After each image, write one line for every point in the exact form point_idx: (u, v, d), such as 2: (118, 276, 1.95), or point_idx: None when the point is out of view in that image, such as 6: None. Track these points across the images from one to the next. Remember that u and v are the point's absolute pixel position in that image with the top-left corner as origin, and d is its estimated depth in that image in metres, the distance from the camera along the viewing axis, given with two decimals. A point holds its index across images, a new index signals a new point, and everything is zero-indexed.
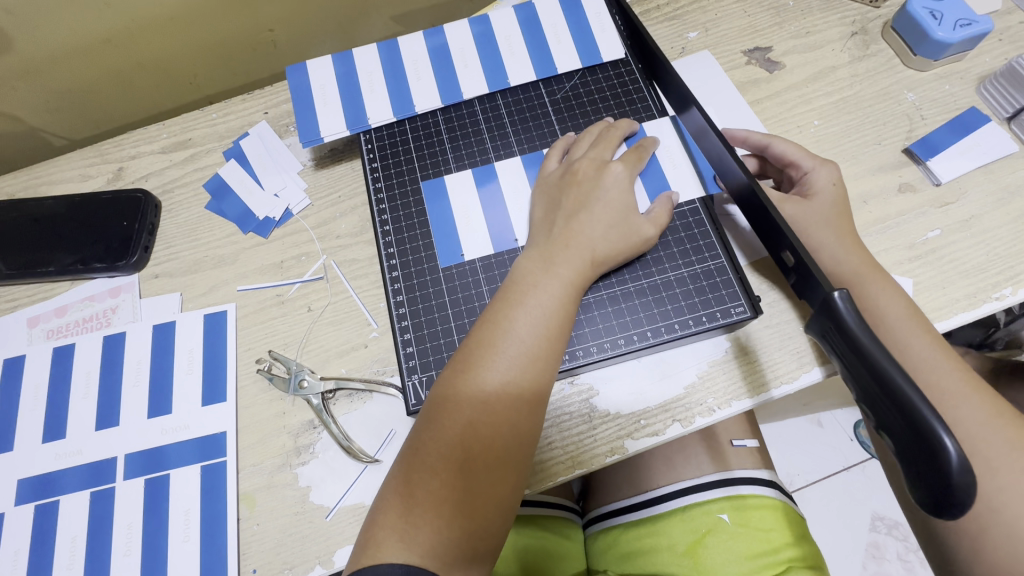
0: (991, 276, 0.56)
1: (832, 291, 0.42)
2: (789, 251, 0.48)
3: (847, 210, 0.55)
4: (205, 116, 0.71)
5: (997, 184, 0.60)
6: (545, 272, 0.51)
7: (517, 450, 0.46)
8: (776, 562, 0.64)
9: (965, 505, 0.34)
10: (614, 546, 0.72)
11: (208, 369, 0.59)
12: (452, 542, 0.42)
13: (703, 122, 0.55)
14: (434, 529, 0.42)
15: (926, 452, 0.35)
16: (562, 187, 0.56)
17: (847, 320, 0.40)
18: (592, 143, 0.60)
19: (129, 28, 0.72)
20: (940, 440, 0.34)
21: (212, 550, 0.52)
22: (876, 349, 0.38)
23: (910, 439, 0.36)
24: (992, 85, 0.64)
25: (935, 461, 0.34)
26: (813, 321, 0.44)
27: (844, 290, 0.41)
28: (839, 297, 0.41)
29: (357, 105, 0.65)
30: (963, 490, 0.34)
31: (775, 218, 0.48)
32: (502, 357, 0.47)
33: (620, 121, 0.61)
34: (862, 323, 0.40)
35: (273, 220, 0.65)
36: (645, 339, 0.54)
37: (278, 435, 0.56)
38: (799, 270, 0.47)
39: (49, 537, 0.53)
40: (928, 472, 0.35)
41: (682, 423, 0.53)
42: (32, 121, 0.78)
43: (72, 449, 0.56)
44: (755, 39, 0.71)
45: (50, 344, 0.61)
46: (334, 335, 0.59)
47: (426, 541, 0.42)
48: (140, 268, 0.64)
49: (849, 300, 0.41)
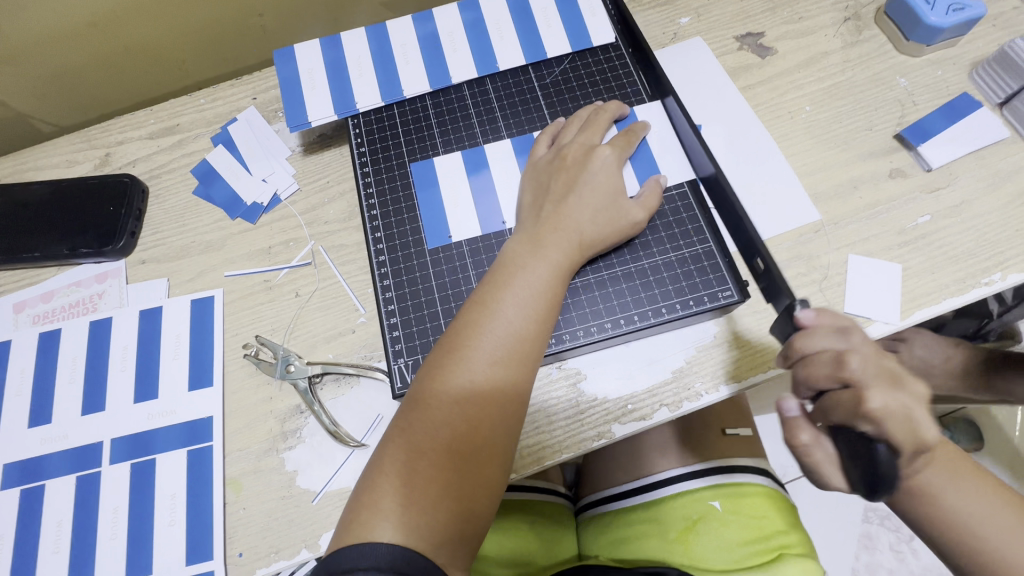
0: (980, 261, 0.56)
1: (794, 300, 0.47)
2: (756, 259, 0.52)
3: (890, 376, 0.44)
4: (193, 101, 0.71)
5: (988, 170, 0.60)
6: (533, 255, 0.51)
7: (503, 432, 0.46)
8: (769, 548, 0.63)
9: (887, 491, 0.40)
10: (606, 532, 0.72)
11: (194, 354, 0.58)
12: (439, 521, 0.42)
13: (684, 120, 0.58)
14: (421, 508, 0.42)
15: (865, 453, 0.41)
16: (550, 172, 0.56)
17: (795, 335, 0.46)
18: (583, 127, 0.59)
19: (115, 12, 0.71)
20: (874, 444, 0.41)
21: (198, 533, 0.52)
22: (816, 360, 0.44)
23: (853, 442, 0.42)
24: (985, 70, 0.63)
25: (868, 461, 0.41)
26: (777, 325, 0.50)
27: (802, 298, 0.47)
28: (799, 306, 0.47)
29: (345, 89, 0.65)
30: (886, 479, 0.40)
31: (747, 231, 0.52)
32: (488, 338, 0.47)
33: (610, 104, 0.61)
34: (804, 336, 0.45)
35: (261, 206, 0.64)
36: (632, 323, 0.54)
37: (264, 420, 0.56)
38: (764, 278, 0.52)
39: (35, 521, 0.53)
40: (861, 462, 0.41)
41: (670, 408, 0.53)
42: (20, 106, 0.77)
43: (58, 435, 0.56)
44: (747, 24, 0.70)
45: (36, 329, 0.60)
46: (321, 320, 0.59)
47: (413, 520, 0.42)
48: (127, 254, 0.63)
49: (809, 315, 0.46)
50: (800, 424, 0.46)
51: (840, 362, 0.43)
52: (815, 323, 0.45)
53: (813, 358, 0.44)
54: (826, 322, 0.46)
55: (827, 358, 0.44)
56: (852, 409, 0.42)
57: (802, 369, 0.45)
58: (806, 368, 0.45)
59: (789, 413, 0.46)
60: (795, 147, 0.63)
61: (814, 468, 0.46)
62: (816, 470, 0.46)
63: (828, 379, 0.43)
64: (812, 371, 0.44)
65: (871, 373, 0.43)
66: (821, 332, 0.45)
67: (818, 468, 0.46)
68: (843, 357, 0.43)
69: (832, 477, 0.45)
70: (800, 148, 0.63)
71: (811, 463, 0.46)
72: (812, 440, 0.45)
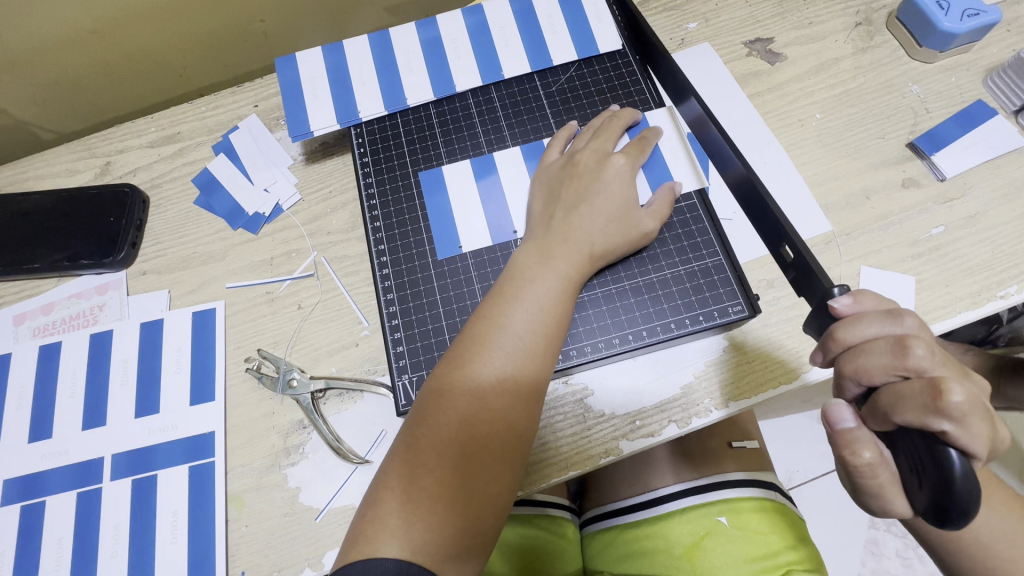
0: (996, 274, 0.55)
1: (833, 287, 0.43)
2: (787, 244, 0.48)
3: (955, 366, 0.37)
4: (194, 109, 0.70)
5: (1003, 180, 0.58)
6: (542, 267, 0.50)
7: (510, 449, 0.45)
8: (776, 565, 0.62)
9: (969, 510, 0.33)
10: (610, 547, 0.70)
11: (196, 367, 0.58)
12: (446, 539, 0.41)
13: (699, 110, 0.54)
14: (428, 526, 0.41)
15: (933, 459, 0.34)
16: (563, 178, 0.55)
17: (837, 324, 0.40)
18: (595, 132, 0.58)
19: (116, 19, 0.70)
20: (944, 448, 0.33)
21: (200, 551, 0.51)
22: (870, 349, 0.38)
23: (922, 446, 0.35)
24: (1000, 77, 0.62)
25: (941, 470, 0.33)
26: (811, 321, 0.45)
27: (845, 286, 0.43)
28: (839, 292, 0.42)
29: (348, 98, 0.64)
30: (965, 497, 0.33)
31: (773, 211, 0.48)
32: (498, 353, 0.46)
33: (624, 109, 0.60)
34: (848, 323, 0.39)
35: (263, 216, 0.63)
36: (641, 338, 0.53)
37: (267, 435, 0.55)
38: (798, 266, 0.47)
39: (35, 538, 0.53)
40: (930, 474, 0.34)
41: (678, 425, 0.52)
42: (19, 114, 0.77)
43: (58, 450, 0.55)
44: (757, 30, 0.69)
45: (36, 342, 0.60)
46: (324, 333, 0.58)
47: (419, 538, 0.41)
48: (128, 265, 0.63)
49: (848, 301, 0.41)
50: (860, 438, 0.38)
51: (899, 349, 0.36)
52: (856, 311, 0.40)
53: (862, 346, 0.38)
54: (869, 306, 0.40)
55: (882, 345, 0.37)
56: (926, 406, 0.34)
57: (851, 360, 0.39)
58: (855, 359, 0.38)
59: (840, 422, 0.39)
60: (805, 155, 0.62)
61: (878, 492, 0.38)
62: (878, 493, 0.38)
63: (885, 370, 0.37)
64: (863, 363, 0.38)
65: (939, 362, 0.36)
66: (870, 318, 0.39)
67: (880, 490, 0.38)
68: (903, 342, 0.36)
69: (894, 501, 0.38)
70: (811, 157, 0.62)
71: (871, 484, 0.38)
72: (876, 458, 0.37)
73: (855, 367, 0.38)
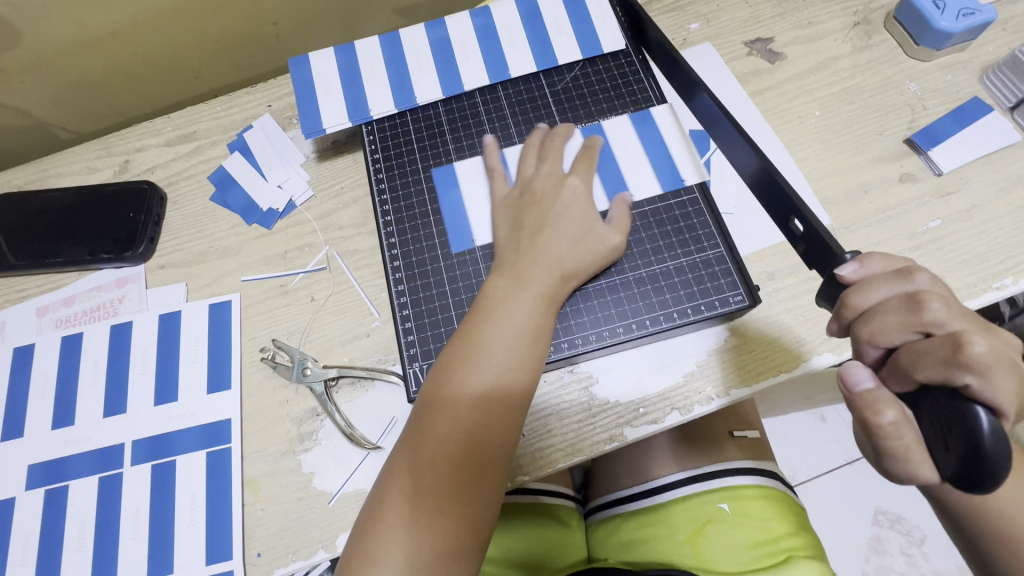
0: (991, 266, 0.56)
1: (843, 254, 0.43)
2: (797, 219, 0.49)
3: (975, 320, 0.37)
4: (210, 109, 0.72)
5: (999, 174, 0.60)
6: (517, 286, 0.51)
7: (498, 457, 0.46)
8: (777, 551, 0.64)
9: (999, 474, 0.31)
10: (614, 534, 0.72)
11: (212, 358, 0.60)
12: (438, 548, 0.43)
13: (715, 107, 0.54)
14: (420, 536, 0.43)
15: (960, 422, 0.32)
16: (522, 207, 0.56)
17: (849, 291, 0.39)
18: (543, 156, 0.59)
19: (134, 22, 0.72)
20: (973, 411, 0.32)
21: (217, 534, 0.53)
22: (884, 310, 0.37)
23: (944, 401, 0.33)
24: (995, 75, 0.64)
25: (969, 429, 0.32)
26: (822, 293, 0.44)
27: (855, 253, 0.43)
28: (849, 258, 0.42)
29: (359, 97, 0.66)
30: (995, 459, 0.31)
31: (783, 184, 0.48)
32: (482, 367, 0.47)
33: (559, 129, 0.61)
34: (859, 289, 0.39)
35: (277, 212, 0.65)
36: (644, 327, 0.54)
37: (281, 423, 0.57)
38: (809, 238, 0.47)
39: (59, 521, 0.54)
40: (957, 435, 0.32)
41: (681, 412, 0.54)
42: (40, 114, 0.79)
43: (80, 436, 0.57)
44: (757, 30, 0.71)
45: (58, 333, 0.62)
46: (337, 324, 0.60)
47: (411, 550, 0.42)
48: (146, 259, 0.65)
49: (855, 267, 0.40)
50: (882, 398, 0.34)
51: (914, 306, 0.36)
52: (863, 276, 0.40)
53: (876, 309, 0.37)
54: (876, 269, 0.40)
55: (896, 305, 0.37)
56: (947, 359, 0.33)
57: (866, 325, 0.38)
58: (870, 323, 0.37)
59: (859, 384, 0.35)
60: (805, 151, 0.63)
61: (902, 455, 0.34)
62: (904, 457, 0.34)
63: (902, 329, 0.36)
64: (878, 326, 0.37)
65: (957, 316, 0.35)
66: (878, 281, 0.38)
67: (904, 454, 0.34)
68: (917, 298, 0.36)
69: (920, 467, 0.34)
70: (810, 153, 0.63)
71: (895, 447, 0.34)
72: (901, 417, 0.34)
73: (872, 330, 0.37)
